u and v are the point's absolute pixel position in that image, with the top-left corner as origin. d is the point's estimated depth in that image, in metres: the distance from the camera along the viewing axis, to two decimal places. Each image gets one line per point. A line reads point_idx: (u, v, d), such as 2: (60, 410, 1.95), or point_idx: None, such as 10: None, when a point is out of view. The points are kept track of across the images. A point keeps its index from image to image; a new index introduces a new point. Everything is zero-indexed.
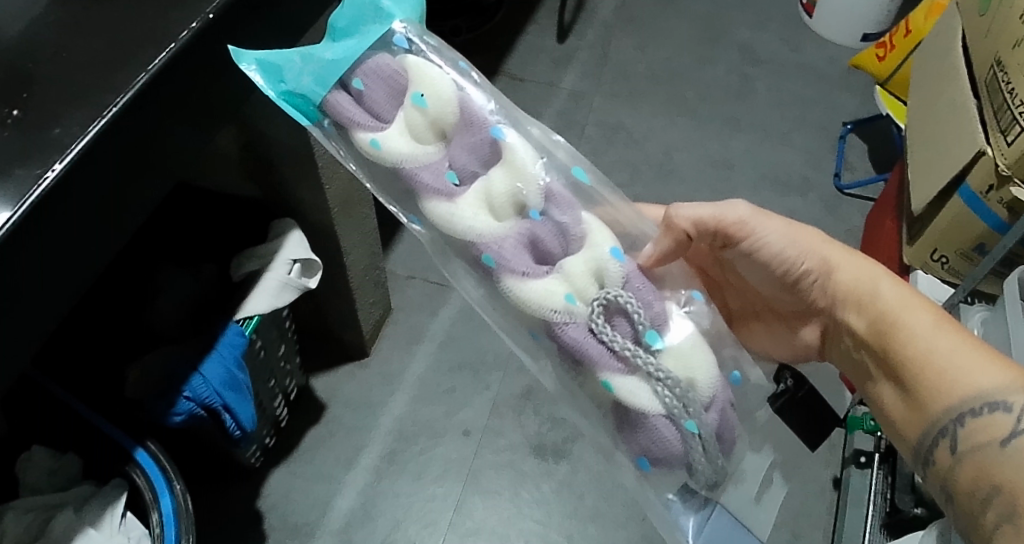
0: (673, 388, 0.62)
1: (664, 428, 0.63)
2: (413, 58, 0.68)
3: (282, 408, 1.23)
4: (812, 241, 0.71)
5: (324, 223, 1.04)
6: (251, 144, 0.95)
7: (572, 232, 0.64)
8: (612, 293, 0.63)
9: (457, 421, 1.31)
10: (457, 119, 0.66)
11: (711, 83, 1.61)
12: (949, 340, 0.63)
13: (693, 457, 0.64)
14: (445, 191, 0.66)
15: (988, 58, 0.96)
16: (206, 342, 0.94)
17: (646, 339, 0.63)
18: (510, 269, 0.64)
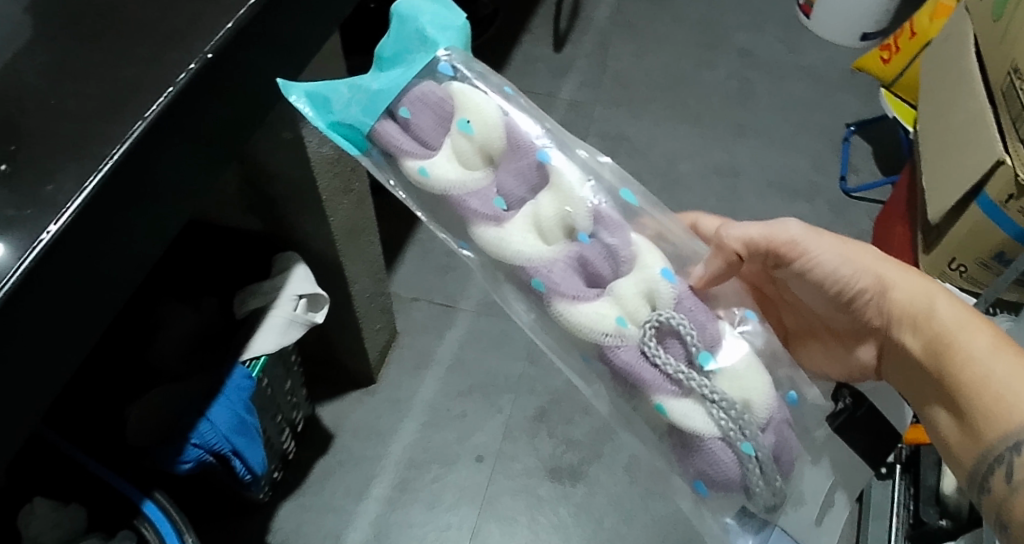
0: (729, 412, 0.60)
1: (721, 451, 0.60)
2: (458, 85, 0.66)
3: (289, 441, 1.20)
4: (868, 258, 0.67)
5: (328, 253, 1.01)
6: (252, 176, 0.91)
7: (621, 254, 0.63)
8: (664, 315, 0.61)
9: (470, 446, 1.28)
10: (504, 145, 0.65)
11: (712, 88, 1.60)
12: (1011, 361, 0.58)
13: (751, 481, 0.61)
14: (494, 215, 0.65)
15: (1004, 65, 0.95)
16: (213, 384, 0.91)
17: (701, 361, 0.61)
18: (562, 294, 0.63)
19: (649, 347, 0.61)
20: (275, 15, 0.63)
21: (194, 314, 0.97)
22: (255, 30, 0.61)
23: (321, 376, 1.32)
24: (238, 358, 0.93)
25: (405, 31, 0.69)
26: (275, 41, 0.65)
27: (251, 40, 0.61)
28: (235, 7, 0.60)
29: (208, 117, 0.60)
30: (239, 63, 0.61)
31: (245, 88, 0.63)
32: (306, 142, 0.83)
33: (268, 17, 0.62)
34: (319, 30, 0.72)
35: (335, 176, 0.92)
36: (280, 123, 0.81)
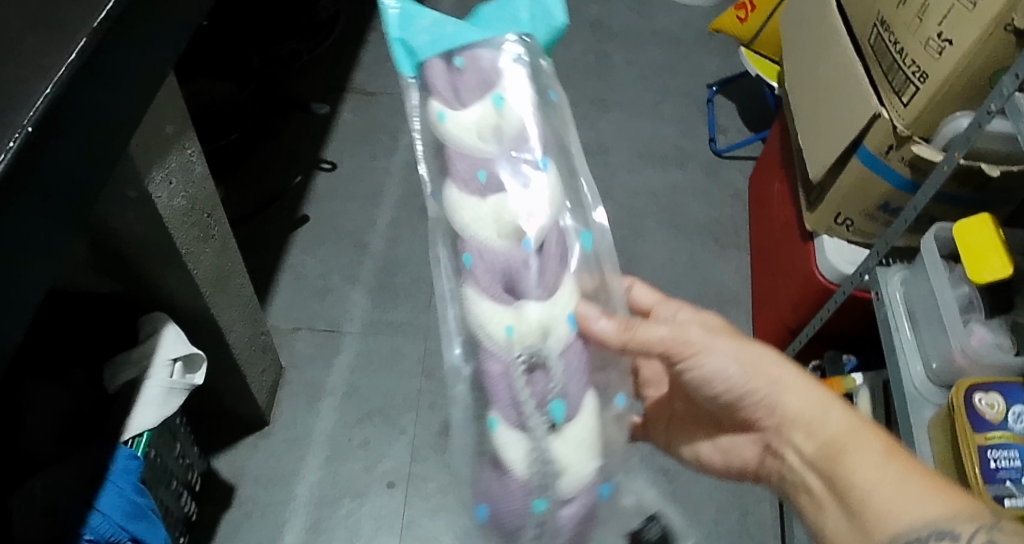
0: (540, 463, 0.59)
1: (513, 489, 0.60)
2: (517, 69, 0.61)
3: (190, 502, 1.04)
4: (764, 361, 0.67)
5: (199, 307, 0.89)
6: (102, 239, 0.78)
7: (550, 279, 0.60)
8: (546, 352, 0.59)
9: (380, 473, 1.12)
10: (525, 133, 0.61)
11: (570, 64, 1.56)
12: (898, 469, 0.60)
13: (525, 530, 0.61)
14: (471, 186, 0.61)
15: (868, 18, 0.99)
16: (92, 471, 0.78)
17: (556, 402, 0.59)
18: (473, 289, 0.60)
19: (517, 369, 0.59)
20: (103, 68, 0.54)
21: (65, 390, 0.84)
22: (83, 87, 0.52)
23: (208, 425, 1.14)
24: (118, 438, 0.80)
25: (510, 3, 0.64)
26: (109, 93, 0.56)
27: (81, 102, 0.52)
28: (52, 67, 0.50)
29: (48, 196, 0.50)
30: (71, 138, 0.52)
31: (80, 160, 0.53)
32: (155, 197, 0.74)
33: (94, 71, 0.53)
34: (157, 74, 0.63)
35: (192, 226, 0.81)
36: (124, 181, 0.70)
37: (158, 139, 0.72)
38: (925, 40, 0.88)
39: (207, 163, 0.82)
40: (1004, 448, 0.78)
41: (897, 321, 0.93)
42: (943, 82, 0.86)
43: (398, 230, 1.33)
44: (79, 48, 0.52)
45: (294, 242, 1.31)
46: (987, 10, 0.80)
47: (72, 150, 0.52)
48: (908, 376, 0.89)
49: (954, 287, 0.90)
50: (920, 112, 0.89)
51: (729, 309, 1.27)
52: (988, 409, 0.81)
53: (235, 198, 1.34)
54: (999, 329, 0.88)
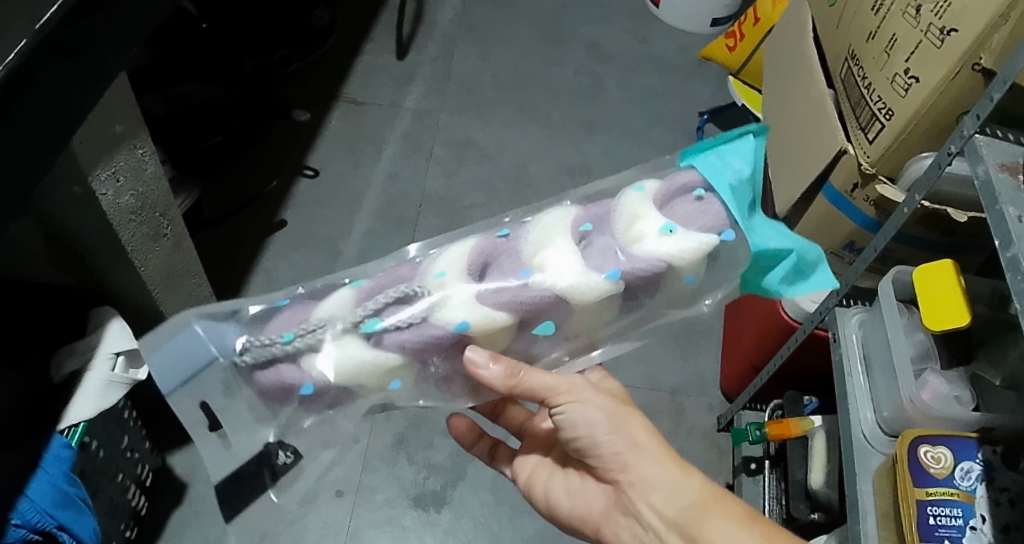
0: (318, 325, 0.65)
1: (297, 314, 0.66)
2: (707, 242, 0.67)
3: (141, 496, 1.01)
4: (628, 422, 0.71)
5: (142, 304, 0.91)
6: (55, 234, 0.79)
7: (491, 299, 0.65)
8: (426, 307, 0.65)
9: (329, 481, 1.11)
10: (641, 245, 0.67)
11: (561, 86, 1.59)
12: (758, 533, 0.67)
13: (261, 338, 0.65)
14: (577, 229, 0.68)
15: (842, 50, 0.98)
16: (25, 457, 0.75)
17: (380, 320, 0.65)
18: (478, 242, 0.68)
19: (399, 287, 0.66)
20: (43, 68, 0.59)
21: (23, 378, 0.80)
22: (18, 84, 0.56)
23: (160, 422, 1.11)
24: (53, 428, 0.78)
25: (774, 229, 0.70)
26: (61, 75, 0.61)
27: (14, 98, 0.56)
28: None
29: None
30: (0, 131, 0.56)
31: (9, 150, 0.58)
32: (98, 195, 0.76)
33: (29, 69, 0.57)
34: (103, 75, 0.67)
35: (139, 224, 0.84)
36: (68, 178, 0.72)
37: (106, 137, 0.74)
38: (893, 76, 0.86)
39: (160, 164, 0.83)
40: (945, 505, 0.76)
41: (850, 365, 0.91)
42: (907, 121, 0.84)
43: (372, 240, 1.34)
44: (19, 47, 0.56)
45: (270, 245, 1.32)
46: (953, 48, 0.77)
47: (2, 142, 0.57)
48: (858, 423, 0.87)
49: (910, 334, 0.89)
50: (884, 151, 0.87)
51: (697, 341, 1.29)
52: (934, 463, 0.78)
53: (217, 199, 1.36)
54: (957, 380, 0.87)
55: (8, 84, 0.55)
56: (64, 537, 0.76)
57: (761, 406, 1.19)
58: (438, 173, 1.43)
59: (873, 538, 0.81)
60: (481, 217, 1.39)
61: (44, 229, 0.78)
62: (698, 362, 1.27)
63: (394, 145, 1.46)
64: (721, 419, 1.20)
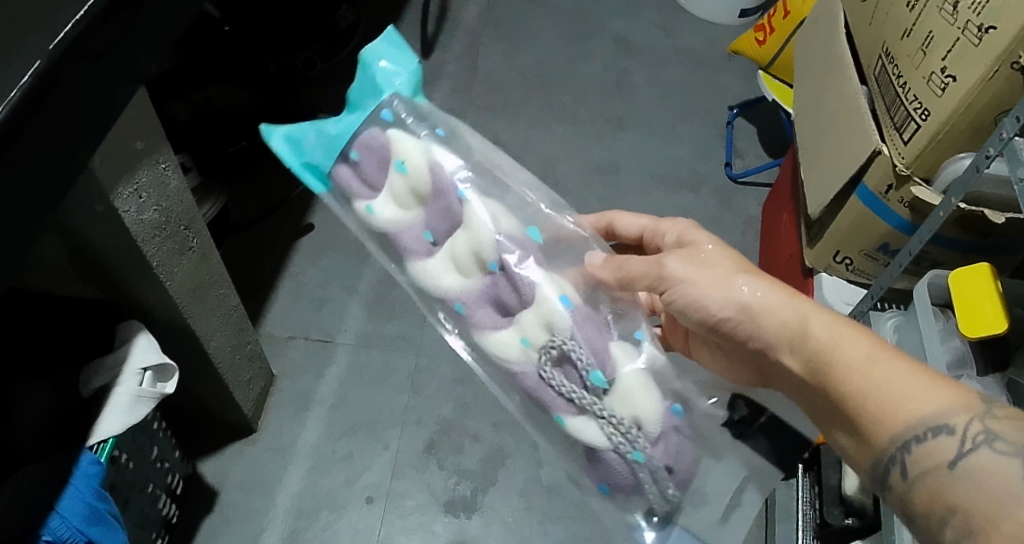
0: (621, 434, 0.63)
1: (606, 471, 0.65)
2: (396, 131, 0.67)
3: (171, 505, 1.03)
4: (730, 287, 0.64)
5: (174, 318, 0.92)
6: (81, 247, 0.80)
7: (523, 290, 0.65)
8: (562, 344, 0.63)
9: (359, 487, 1.12)
10: (425, 168, 0.66)
11: (589, 81, 1.58)
12: (891, 367, 0.56)
13: (646, 488, 0.65)
14: (424, 250, 0.68)
15: (875, 47, 0.95)
16: (53, 471, 0.76)
17: (593, 374, 0.63)
18: (479, 332, 0.67)
19: (548, 374, 0.65)
20: (63, 86, 0.59)
21: (50, 388, 0.82)
22: (39, 107, 0.57)
23: (192, 430, 1.14)
24: (83, 444, 0.80)
25: (366, 78, 0.69)
26: (83, 89, 0.62)
27: (35, 118, 0.57)
28: (19, 74, 0.56)
29: (24, 179, 0.58)
30: (23, 154, 0.57)
31: (34, 168, 0.58)
32: (122, 211, 0.77)
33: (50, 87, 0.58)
34: (126, 89, 0.67)
35: (164, 239, 0.85)
36: (90, 196, 0.74)
37: (127, 153, 0.76)
38: (928, 74, 0.83)
39: (183, 178, 0.85)
40: None
41: None
42: (944, 120, 0.81)
43: None
44: (32, 70, 0.56)
45: (297, 249, 1.32)
46: (992, 45, 0.74)
47: (24, 163, 0.57)
48: None
49: (945, 341, 0.85)
50: (920, 153, 0.85)
51: None
52: None
53: (245, 203, 1.37)
54: (994, 386, 0.82)
55: (25, 105, 0.56)
56: None
57: None
58: None
59: None
60: None
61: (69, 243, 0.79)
62: None
63: None
64: None
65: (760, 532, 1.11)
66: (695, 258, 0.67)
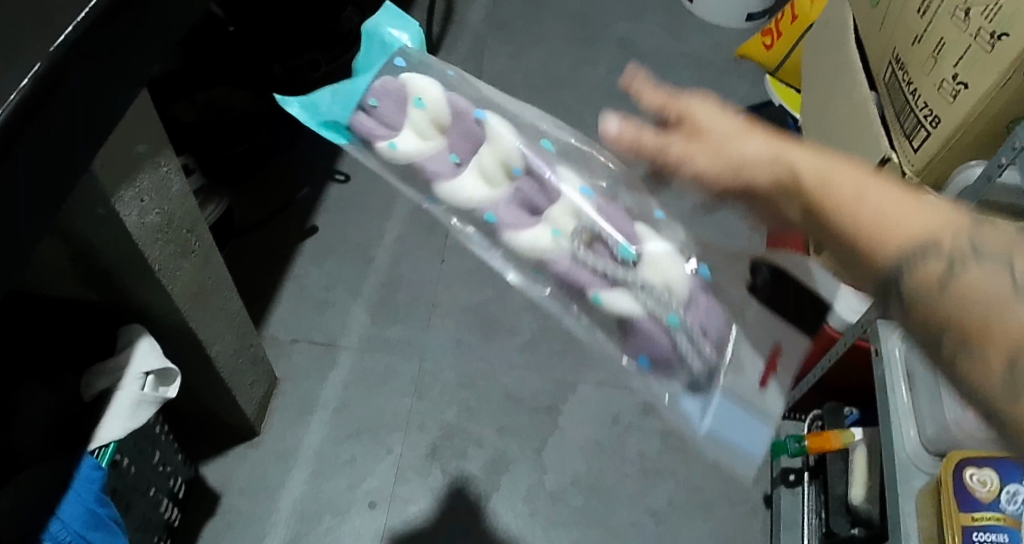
0: (657, 297, 0.67)
1: (653, 340, 0.66)
2: (409, 74, 0.70)
3: (173, 509, 1.02)
4: (707, 131, 0.52)
5: (176, 322, 0.91)
6: (82, 248, 0.80)
7: (550, 188, 0.70)
8: (591, 223, 0.69)
9: (362, 492, 1.11)
10: (444, 96, 0.70)
11: (595, 84, 1.58)
12: (887, 191, 0.43)
13: (685, 351, 0.66)
14: (450, 171, 0.69)
15: (885, 53, 0.94)
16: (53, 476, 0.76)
17: (623, 248, 0.69)
18: (511, 230, 0.69)
19: (582, 257, 0.68)
20: (63, 87, 0.58)
21: (54, 393, 0.82)
22: (39, 108, 0.56)
23: (195, 433, 1.13)
24: (84, 448, 0.78)
25: (370, 46, 0.73)
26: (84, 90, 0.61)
27: (35, 120, 0.56)
28: (20, 76, 0.55)
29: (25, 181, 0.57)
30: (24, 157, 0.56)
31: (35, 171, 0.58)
32: (123, 215, 0.77)
33: (47, 90, 0.56)
34: (126, 93, 0.66)
35: (166, 243, 0.85)
36: (92, 198, 0.73)
37: (129, 155, 0.75)
38: (940, 82, 0.82)
39: (185, 181, 0.85)
40: (993, 531, 0.71)
41: (893, 381, 0.87)
42: (955, 128, 0.80)
43: (404, 245, 1.33)
44: (33, 72, 0.56)
45: (302, 252, 1.32)
46: (1004, 53, 0.73)
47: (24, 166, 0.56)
48: (902, 441, 0.84)
49: None
50: (931, 160, 0.84)
51: None
52: (979, 486, 0.73)
53: (250, 205, 1.37)
54: None
55: (26, 106, 0.55)
56: None
57: (801, 416, 1.15)
58: None
59: None
60: None
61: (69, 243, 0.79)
62: None
63: None
64: None
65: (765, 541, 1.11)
66: (692, 135, 0.52)
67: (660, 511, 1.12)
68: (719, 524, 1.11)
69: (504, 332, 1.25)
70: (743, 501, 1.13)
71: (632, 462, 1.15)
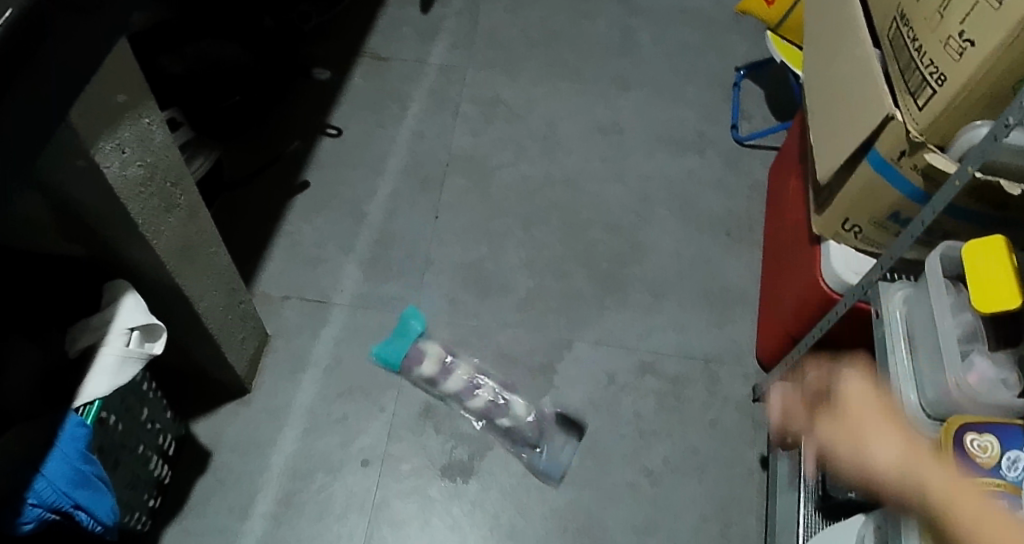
0: (518, 423, 1.13)
1: (508, 434, 1.12)
2: (425, 346, 1.17)
3: (163, 466, 1.01)
4: None
5: (162, 277, 0.89)
6: (64, 201, 0.77)
7: (479, 391, 1.15)
8: (490, 388, 1.15)
9: (355, 450, 1.10)
10: (431, 353, 1.17)
11: (593, 39, 1.54)
12: None
13: (527, 435, 1.12)
14: (416, 361, 1.16)
15: (890, 10, 0.91)
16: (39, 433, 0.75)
17: (508, 396, 1.15)
18: (463, 394, 1.14)
19: (481, 398, 1.14)
20: (43, 29, 0.55)
21: (42, 351, 0.80)
22: (19, 50, 0.53)
23: (185, 391, 1.12)
24: (68, 405, 0.78)
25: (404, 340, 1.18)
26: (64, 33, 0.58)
27: (17, 62, 0.53)
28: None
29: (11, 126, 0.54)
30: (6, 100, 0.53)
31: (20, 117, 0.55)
32: (103, 167, 0.74)
33: (26, 39, 0.54)
34: (105, 40, 0.63)
35: (149, 197, 0.82)
36: (72, 150, 0.71)
37: (109, 107, 0.73)
38: (946, 38, 0.79)
39: (169, 133, 0.82)
40: (993, 497, 0.70)
41: (893, 344, 0.86)
42: (962, 85, 0.77)
43: (397, 202, 1.31)
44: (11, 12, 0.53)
45: (293, 208, 1.29)
46: (1014, 8, 0.70)
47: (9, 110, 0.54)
48: (900, 405, 0.83)
49: (957, 313, 0.83)
50: (934, 118, 0.81)
51: (732, 308, 1.25)
52: (980, 452, 0.72)
53: (240, 159, 1.33)
54: (1005, 363, 0.80)
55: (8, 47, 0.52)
56: (82, 516, 0.77)
57: None
58: (464, 131, 1.39)
59: (913, 526, 0.76)
60: (509, 178, 1.34)
61: (51, 195, 0.76)
62: (734, 330, 1.23)
63: (418, 103, 1.42)
64: (756, 390, 1.16)
65: (760, 501, 1.10)
66: None
67: (655, 471, 1.11)
68: (714, 484, 1.11)
69: (497, 290, 1.24)
70: (738, 462, 1.13)
71: (626, 423, 1.14)
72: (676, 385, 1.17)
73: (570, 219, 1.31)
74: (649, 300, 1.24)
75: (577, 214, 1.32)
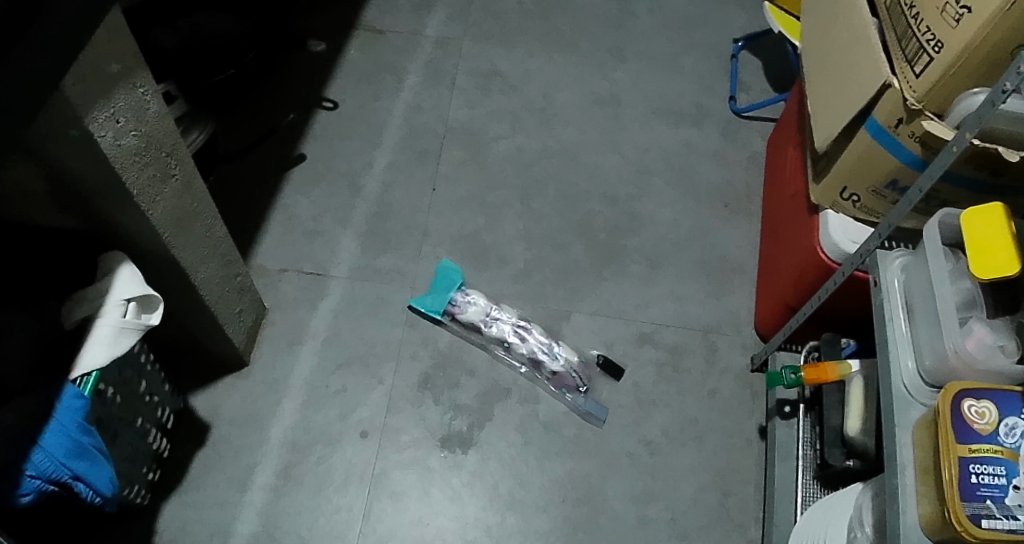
0: (565, 370, 1.13)
1: (555, 386, 1.14)
2: (470, 297, 1.17)
3: (162, 440, 1.02)
4: None
5: (158, 249, 0.88)
6: (59, 172, 0.77)
7: (528, 340, 1.15)
8: (536, 339, 1.15)
9: (354, 422, 1.10)
10: (478, 303, 1.16)
11: (590, 10, 1.52)
12: None
13: (573, 384, 1.14)
14: (465, 312, 1.16)
15: None
16: (35, 405, 0.74)
17: (555, 344, 1.15)
18: (508, 343, 1.14)
19: (527, 350, 1.14)
20: None
21: (36, 323, 0.80)
22: None
23: (182, 365, 1.12)
24: (66, 377, 0.77)
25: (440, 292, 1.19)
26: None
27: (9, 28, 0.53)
28: None
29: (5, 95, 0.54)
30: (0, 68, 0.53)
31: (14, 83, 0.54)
32: (98, 137, 0.73)
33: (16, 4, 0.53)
34: (101, 5, 0.62)
35: (144, 167, 0.81)
36: (65, 120, 0.70)
37: (102, 77, 0.72)
38: (943, 4, 0.78)
39: (162, 103, 0.81)
40: (988, 463, 0.71)
41: (892, 312, 0.86)
42: (959, 52, 0.77)
43: (393, 174, 1.30)
44: None
45: (288, 181, 1.28)
46: None
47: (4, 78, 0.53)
48: (898, 372, 0.83)
49: (955, 282, 0.83)
50: (931, 85, 0.81)
51: (731, 279, 1.25)
52: (978, 419, 0.72)
53: (235, 133, 1.33)
54: (1003, 329, 0.79)
55: None
56: (80, 487, 0.77)
57: (797, 347, 1.14)
58: (460, 104, 1.38)
59: (911, 492, 0.77)
60: (505, 150, 1.34)
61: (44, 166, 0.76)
62: (732, 301, 1.23)
63: (413, 75, 1.41)
64: (755, 360, 1.16)
65: (758, 469, 1.11)
66: None
67: (654, 441, 1.12)
68: (712, 454, 1.12)
69: (495, 261, 1.23)
70: (736, 432, 1.13)
71: (625, 393, 1.15)
72: (674, 356, 1.18)
73: (567, 191, 1.31)
74: (647, 272, 1.24)
75: (575, 185, 1.31)
